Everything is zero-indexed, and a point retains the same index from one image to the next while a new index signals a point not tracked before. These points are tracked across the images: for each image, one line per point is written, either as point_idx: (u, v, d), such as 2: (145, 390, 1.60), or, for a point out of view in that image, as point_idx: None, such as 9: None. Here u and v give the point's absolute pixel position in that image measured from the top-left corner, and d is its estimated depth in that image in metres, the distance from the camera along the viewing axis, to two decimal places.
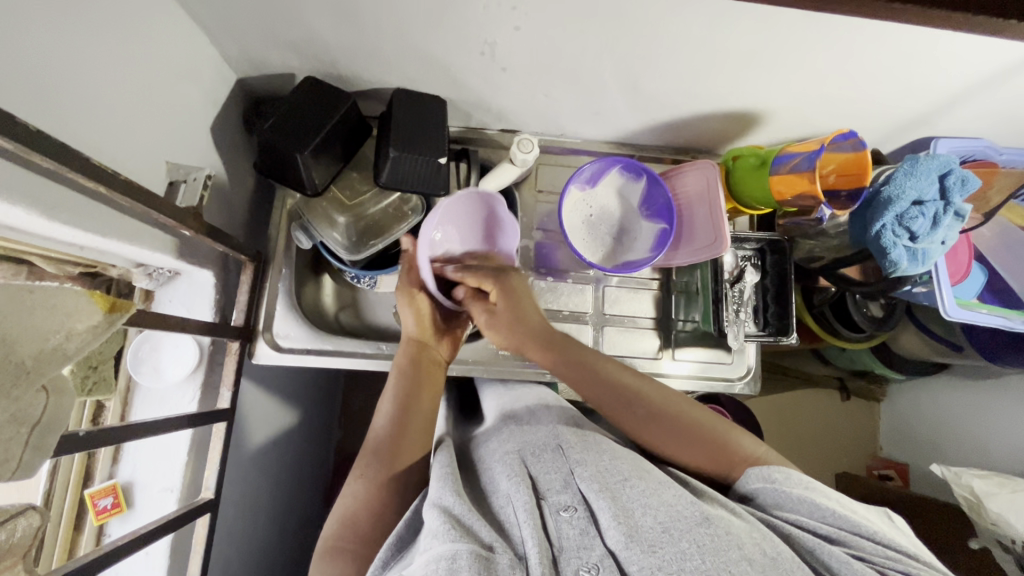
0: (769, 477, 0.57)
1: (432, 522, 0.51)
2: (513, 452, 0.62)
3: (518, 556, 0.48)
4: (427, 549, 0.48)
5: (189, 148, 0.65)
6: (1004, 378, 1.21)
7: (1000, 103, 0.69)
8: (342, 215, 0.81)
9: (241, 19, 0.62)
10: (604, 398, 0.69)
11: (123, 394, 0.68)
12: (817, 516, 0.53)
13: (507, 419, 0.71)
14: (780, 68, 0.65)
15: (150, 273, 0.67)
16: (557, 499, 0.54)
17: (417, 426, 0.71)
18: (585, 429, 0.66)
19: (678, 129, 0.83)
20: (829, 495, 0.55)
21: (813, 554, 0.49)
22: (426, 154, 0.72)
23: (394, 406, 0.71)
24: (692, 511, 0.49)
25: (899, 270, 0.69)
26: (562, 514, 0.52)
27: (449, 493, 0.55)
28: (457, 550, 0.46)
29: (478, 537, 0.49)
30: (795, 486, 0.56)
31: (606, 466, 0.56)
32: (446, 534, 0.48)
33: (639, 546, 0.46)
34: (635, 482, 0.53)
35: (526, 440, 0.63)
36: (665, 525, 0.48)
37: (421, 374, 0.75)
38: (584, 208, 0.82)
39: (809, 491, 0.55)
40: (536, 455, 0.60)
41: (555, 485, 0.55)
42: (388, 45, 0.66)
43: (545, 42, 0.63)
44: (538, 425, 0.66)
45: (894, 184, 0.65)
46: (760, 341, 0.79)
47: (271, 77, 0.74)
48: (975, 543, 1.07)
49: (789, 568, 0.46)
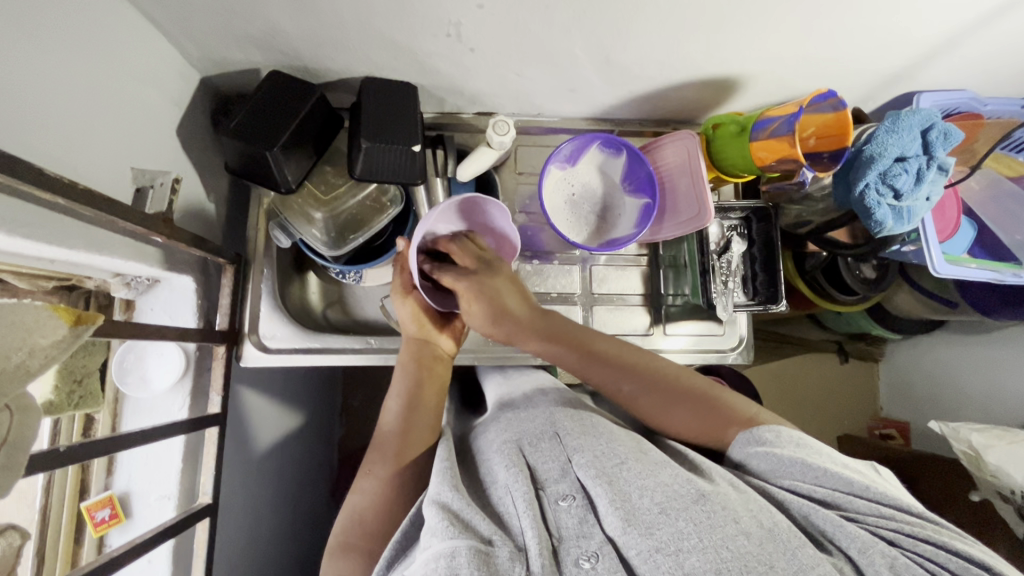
0: (760, 439, 0.57)
1: (431, 519, 0.50)
2: (511, 441, 0.61)
3: (518, 547, 0.48)
4: (427, 547, 0.48)
5: (154, 153, 0.64)
6: (1005, 331, 1.20)
7: (980, 52, 0.67)
8: (319, 211, 0.80)
9: (196, 15, 0.60)
10: (600, 374, 0.68)
11: (111, 406, 0.67)
12: (812, 478, 0.53)
13: (504, 407, 0.71)
14: (755, 29, 0.63)
15: (127, 283, 0.66)
16: (556, 488, 0.54)
17: (423, 421, 0.70)
18: (583, 411, 0.65)
19: (656, 100, 0.81)
20: (822, 455, 0.55)
21: (808, 519, 0.50)
22: (401, 141, 0.70)
23: (400, 404, 0.71)
24: (688, 488, 0.49)
25: (885, 231, 0.67)
26: (562, 503, 0.52)
27: (447, 488, 0.55)
28: (456, 547, 0.45)
29: (477, 532, 0.49)
30: (787, 447, 0.55)
31: (603, 450, 0.56)
32: (445, 531, 0.48)
33: (636, 529, 0.46)
34: (632, 463, 0.53)
35: (523, 429, 0.63)
36: (662, 505, 0.48)
37: (426, 369, 0.75)
38: (565, 188, 0.81)
39: (802, 452, 0.55)
40: (534, 444, 0.60)
41: (554, 474, 0.55)
42: (350, 32, 0.64)
43: (511, 19, 0.61)
44: (535, 413, 0.66)
45: (876, 143, 0.63)
46: (749, 310, 0.78)
47: (236, 73, 0.72)
48: (976, 495, 1.09)
49: (787, 538, 0.46)
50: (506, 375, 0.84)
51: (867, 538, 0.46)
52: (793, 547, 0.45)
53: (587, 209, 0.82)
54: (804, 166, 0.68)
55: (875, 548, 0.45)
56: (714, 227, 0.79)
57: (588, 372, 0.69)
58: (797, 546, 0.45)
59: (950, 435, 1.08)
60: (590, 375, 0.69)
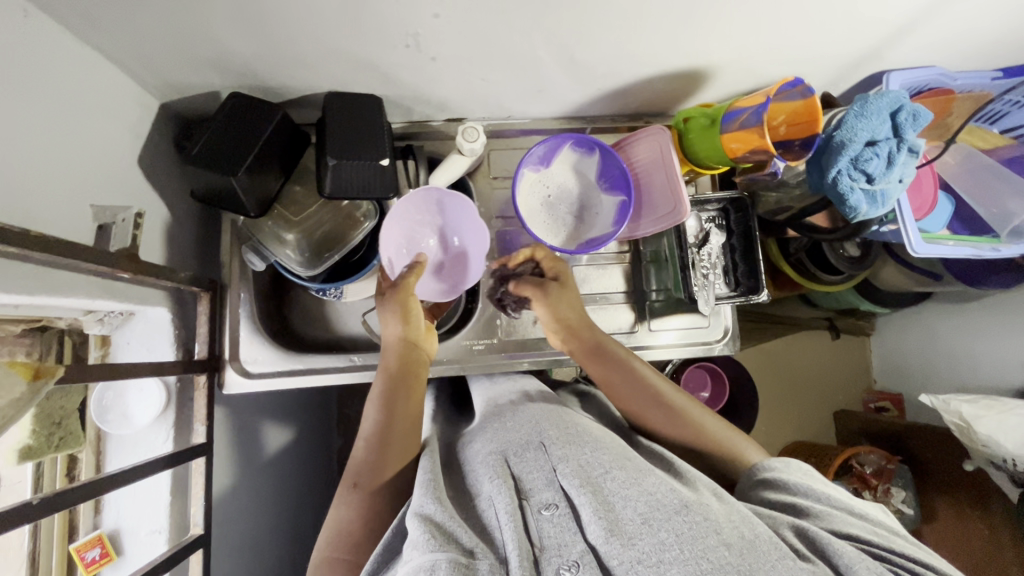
0: (771, 466, 0.60)
1: (413, 531, 0.50)
2: (497, 453, 0.61)
3: (500, 561, 0.48)
4: (407, 560, 0.48)
5: (115, 186, 0.62)
6: (989, 299, 1.21)
7: (947, 28, 0.67)
8: (291, 232, 0.79)
9: (145, 42, 0.59)
10: (630, 392, 0.72)
11: (94, 443, 0.66)
12: (811, 498, 0.54)
13: (491, 416, 0.72)
14: (719, 20, 0.62)
15: (101, 318, 0.65)
16: (540, 497, 0.54)
17: (400, 434, 0.68)
18: (569, 421, 0.65)
19: (627, 95, 0.80)
20: (827, 485, 0.57)
21: (800, 534, 0.49)
22: (368, 157, 0.69)
23: (381, 412, 0.69)
24: (671, 498, 0.49)
25: (859, 216, 0.67)
26: (545, 513, 0.52)
27: (429, 501, 0.55)
28: (436, 560, 0.46)
29: (459, 543, 0.49)
30: (794, 472, 0.58)
31: (585, 459, 0.56)
32: (426, 544, 0.48)
33: (618, 539, 0.46)
34: (615, 473, 0.53)
35: (508, 440, 0.63)
36: (645, 516, 0.47)
37: (410, 373, 0.73)
38: (541, 190, 0.80)
39: (806, 477, 0.57)
40: (519, 455, 0.60)
41: (539, 483, 0.55)
42: (306, 48, 0.63)
43: (469, 26, 0.60)
44: (522, 423, 0.66)
45: (845, 128, 0.63)
46: (731, 302, 0.78)
47: (195, 96, 0.71)
48: (971, 465, 1.11)
49: (767, 550, 0.45)
50: (493, 381, 0.85)
51: (855, 554, 0.46)
52: (772, 559, 0.44)
53: (565, 209, 0.81)
54: (773, 156, 0.67)
55: (862, 563, 0.45)
56: (691, 221, 0.80)
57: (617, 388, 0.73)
58: (777, 559, 0.44)
59: (940, 407, 1.08)
60: (619, 391, 0.73)
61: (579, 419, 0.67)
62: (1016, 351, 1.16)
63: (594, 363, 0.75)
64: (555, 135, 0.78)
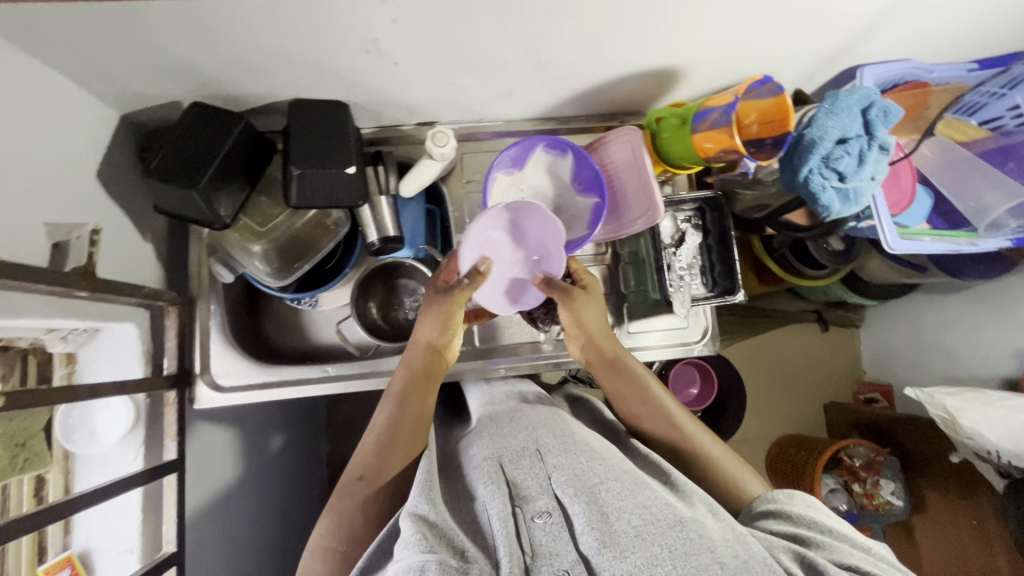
0: (773, 498, 0.58)
1: (405, 531, 0.49)
2: (493, 458, 0.60)
3: (493, 565, 0.48)
4: (399, 559, 0.47)
5: (73, 202, 0.61)
6: (973, 290, 1.20)
7: (919, 21, 0.66)
8: (258, 243, 0.77)
9: (97, 54, 0.57)
10: (646, 413, 0.72)
11: (62, 463, 0.65)
12: (814, 530, 0.53)
13: (490, 421, 0.70)
14: (685, 19, 0.61)
15: (64, 336, 0.63)
16: (534, 503, 0.53)
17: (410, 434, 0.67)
18: (565, 430, 0.65)
19: (599, 95, 0.79)
20: (830, 516, 0.56)
21: (800, 562, 0.48)
22: (334, 165, 0.68)
23: (395, 409, 0.69)
24: (666, 513, 0.49)
25: (832, 215, 0.66)
26: (538, 520, 0.51)
27: (423, 501, 0.53)
28: (426, 562, 0.44)
29: (452, 545, 0.48)
30: (797, 503, 0.56)
31: (581, 470, 0.56)
32: (417, 544, 0.47)
33: (610, 551, 0.46)
34: (611, 484, 0.53)
35: (504, 446, 0.62)
36: (638, 529, 0.48)
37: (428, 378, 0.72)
38: (514, 193, 0.78)
39: (810, 509, 0.55)
40: (514, 462, 0.59)
41: (534, 490, 0.55)
42: (264, 57, 0.61)
43: (429, 30, 0.59)
44: (520, 429, 0.65)
45: (816, 126, 0.62)
46: (709, 303, 0.77)
47: (157, 106, 0.69)
48: (958, 457, 1.11)
49: (761, 571, 0.45)
50: (490, 385, 0.84)
51: None
52: None
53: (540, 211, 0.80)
54: (744, 155, 0.66)
55: None
56: (666, 221, 0.79)
57: (633, 408, 0.72)
58: None
59: (926, 401, 1.08)
60: (635, 411, 0.72)
61: (574, 427, 0.67)
62: (1000, 342, 1.15)
63: (607, 378, 0.75)
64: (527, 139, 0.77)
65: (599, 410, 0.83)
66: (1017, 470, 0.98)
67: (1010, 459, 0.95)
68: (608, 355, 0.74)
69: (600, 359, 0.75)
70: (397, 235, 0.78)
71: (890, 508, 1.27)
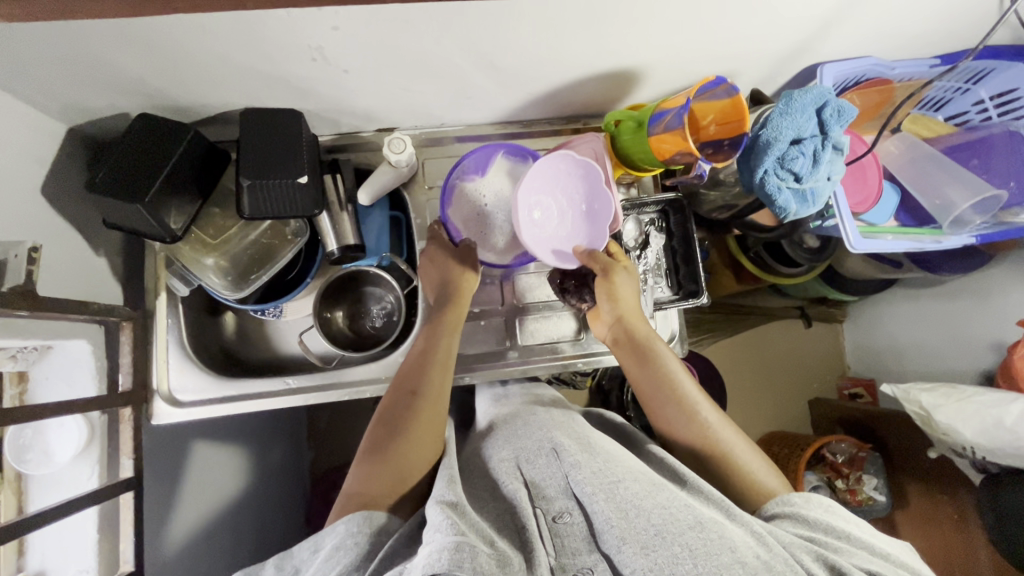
0: (789, 501, 0.59)
1: (434, 517, 0.51)
2: (509, 459, 0.63)
3: (526, 562, 0.50)
4: (429, 541, 0.48)
5: (16, 218, 0.60)
6: (951, 284, 1.19)
7: (874, 18, 0.65)
8: (210, 256, 0.75)
9: (35, 68, 0.56)
10: (664, 399, 0.71)
11: (14, 484, 0.62)
12: (832, 535, 0.55)
13: (502, 424, 0.72)
14: (634, 22, 0.60)
15: (13, 355, 0.60)
16: (553, 505, 0.56)
17: (443, 356, 0.73)
18: (580, 430, 0.66)
19: (559, 98, 0.78)
20: (846, 520, 0.57)
21: (823, 564, 0.50)
22: (286, 175, 0.67)
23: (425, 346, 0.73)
24: (686, 513, 0.50)
25: (790, 215, 0.65)
26: (559, 521, 0.55)
27: (450, 492, 0.56)
28: (461, 542, 0.46)
29: (481, 535, 0.50)
30: (814, 508, 0.58)
31: (599, 467, 0.56)
32: (449, 527, 0.48)
33: (632, 548, 0.48)
34: (628, 483, 0.54)
35: (521, 446, 0.64)
36: (659, 528, 0.49)
37: (458, 308, 0.76)
38: (477, 198, 0.77)
39: (827, 513, 0.57)
40: (531, 461, 0.61)
41: (552, 490, 0.57)
42: (210, 67, 0.60)
43: (375, 37, 0.58)
44: (533, 426, 0.67)
45: (771, 127, 0.62)
46: (674, 306, 0.77)
47: (106, 118, 0.68)
48: (934, 453, 1.11)
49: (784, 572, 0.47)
50: (506, 390, 0.85)
51: None
52: None
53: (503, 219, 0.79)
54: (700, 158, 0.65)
55: None
56: (629, 224, 0.79)
57: (653, 391, 0.72)
58: None
59: (901, 397, 1.07)
60: (654, 395, 0.72)
61: (588, 430, 0.67)
62: (977, 336, 1.14)
63: (631, 360, 0.73)
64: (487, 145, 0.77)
65: (606, 417, 0.80)
66: (993, 464, 0.98)
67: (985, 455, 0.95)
68: (639, 338, 0.73)
69: (628, 340, 0.73)
70: (357, 243, 0.76)
71: (874, 503, 1.23)
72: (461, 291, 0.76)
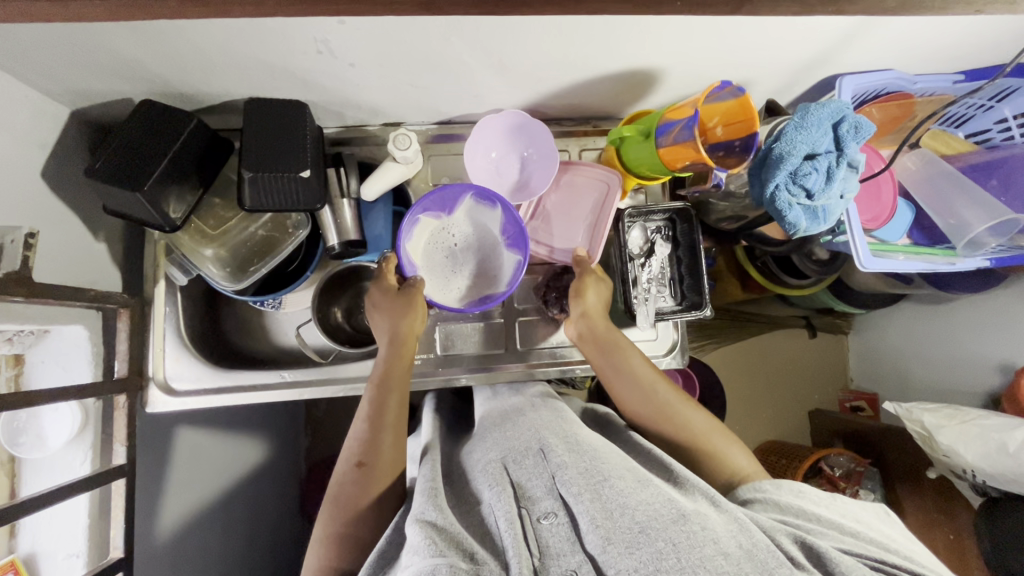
0: (759, 488, 0.61)
1: (413, 536, 0.50)
2: (497, 461, 0.61)
3: (502, 567, 0.49)
4: (408, 565, 0.48)
5: (16, 203, 0.59)
6: (960, 301, 1.16)
7: (897, 32, 0.63)
8: (209, 246, 0.75)
9: (38, 53, 0.55)
10: (628, 394, 0.72)
11: (7, 467, 0.63)
12: (802, 517, 0.56)
13: (494, 423, 0.71)
14: (648, 27, 0.58)
15: (10, 338, 0.60)
16: (539, 505, 0.54)
17: (394, 418, 0.70)
18: (569, 430, 0.65)
19: (569, 99, 0.77)
20: (815, 499, 0.59)
21: (800, 544, 0.51)
22: (287, 169, 0.66)
23: (366, 419, 0.70)
24: (668, 508, 0.50)
25: (800, 232, 0.64)
26: (544, 521, 0.52)
27: (430, 508, 0.55)
28: (437, 565, 0.46)
29: (461, 548, 0.49)
30: (785, 492, 0.59)
31: (586, 467, 0.56)
32: (427, 549, 0.48)
33: (616, 548, 0.47)
34: (614, 481, 0.53)
35: (509, 446, 0.63)
36: (643, 525, 0.48)
37: (403, 364, 0.73)
38: (443, 238, 0.77)
39: (796, 496, 0.59)
40: (518, 461, 0.60)
41: (539, 491, 0.56)
42: (215, 57, 0.59)
43: (382, 31, 0.56)
44: (522, 427, 0.66)
45: (785, 140, 0.60)
46: (676, 316, 0.76)
47: (109, 103, 0.67)
48: (934, 472, 1.10)
49: (765, 558, 0.47)
50: (495, 390, 0.84)
51: (852, 563, 0.48)
52: (770, 567, 0.46)
53: (463, 260, 0.79)
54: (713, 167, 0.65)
55: (858, 571, 0.47)
56: (635, 232, 0.77)
57: (617, 388, 0.73)
58: (773, 567, 0.46)
59: (903, 416, 1.06)
60: (618, 391, 0.73)
61: (576, 428, 0.66)
62: (984, 356, 1.12)
63: (598, 356, 0.74)
64: (454, 183, 0.73)
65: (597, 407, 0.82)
66: (993, 488, 0.96)
67: (985, 479, 0.94)
68: (602, 335, 0.74)
69: (593, 339, 0.75)
70: (359, 239, 0.76)
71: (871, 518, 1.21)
72: (407, 344, 0.74)
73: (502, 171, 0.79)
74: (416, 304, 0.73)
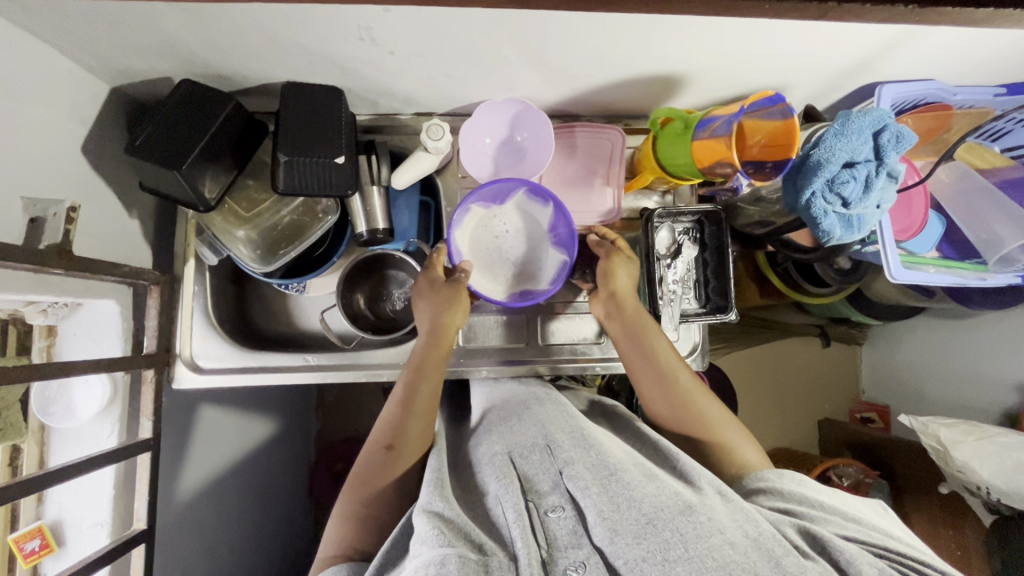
0: (764, 477, 0.61)
1: (421, 527, 0.51)
2: (502, 454, 0.62)
3: (510, 559, 0.49)
4: (417, 555, 0.48)
5: (57, 177, 0.60)
6: (981, 317, 1.15)
7: (944, 42, 0.62)
8: (241, 228, 0.76)
9: (85, 29, 0.55)
10: (639, 364, 0.71)
11: (37, 435, 0.66)
12: (806, 505, 0.55)
13: (497, 417, 0.71)
14: (692, 29, 0.58)
15: (43, 309, 0.62)
16: (546, 499, 0.55)
17: (425, 407, 0.70)
18: (574, 424, 0.65)
19: (603, 96, 0.76)
20: (819, 489, 0.58)
21: (804, 533, 0.51)
22: (323, 154, 0.66)
23: (397, 404, 0.70)
24: (674, 500, 0.50)
25: (833, 240, 0.64)
26: (551, 514, 0.53)
27: (437, 498, 0.55)
28: (445, 555, 0.46)
29: (469, 540, 0.50)
30: (788, 481, 0.59)
31: (594, 461, 0.56)
32: (435, 539, 0.48)
33: (624, 539, 0.47)
34: (622, 475, 0.54)
35: (515, 440, 0.63)
36: (649, 516, 0.48)
37: (441, 353, 0.73)
38: (492, 226, 0.78)
39: (800, 485, 0.58)
40: (525, 456, 0.60)
41: (546, 485, 0.56)
42: (257, 40, 0.59)
43: (424, 22, 0.56)
44: (528, 422, 0.66)
45: (824, 147, 0.60)
46: (700, 319, 0.77)
47: (148, 81, 0.67)
48: (946, 487, 1.10)
49: (772, 546, 0.47)
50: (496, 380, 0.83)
51: (857, 552, 0.48)
52: (777, 555, 0.46)
53: (511, 255, 0.79)
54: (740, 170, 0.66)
55: (862, 560, 0.47)
56: (662, 233, 0.77)
57: (630, 357, 0.72)
58: (781, 555, 0.46)
59: (919, 429, 1.06)
60: (631, 360, 0.72)
61: (582, 422, 0.67)
62: (1002, 373, 1.11)
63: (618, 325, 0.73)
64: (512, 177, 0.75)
65: (604, 404, 0.81)
66: (1007, 506, 0.96)
67: (1000, 497, 0.93)
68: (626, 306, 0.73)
69: (617, 313, 0.73)
70: (386, 227, 0.76)
71: None
72: (445, 334, 0.73)
73: (502, 155, 0.78)
74: (457, 294, 0.73)
